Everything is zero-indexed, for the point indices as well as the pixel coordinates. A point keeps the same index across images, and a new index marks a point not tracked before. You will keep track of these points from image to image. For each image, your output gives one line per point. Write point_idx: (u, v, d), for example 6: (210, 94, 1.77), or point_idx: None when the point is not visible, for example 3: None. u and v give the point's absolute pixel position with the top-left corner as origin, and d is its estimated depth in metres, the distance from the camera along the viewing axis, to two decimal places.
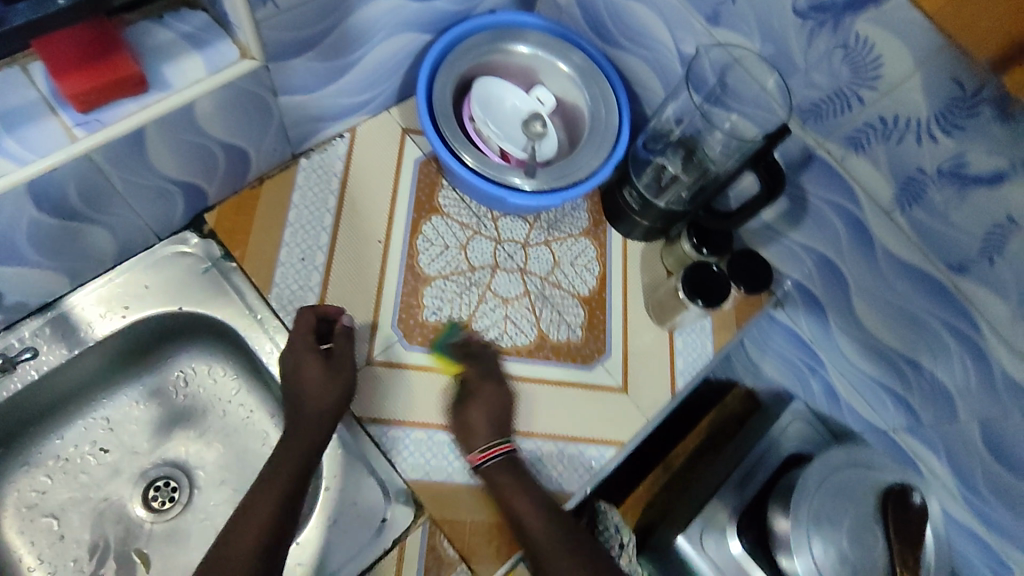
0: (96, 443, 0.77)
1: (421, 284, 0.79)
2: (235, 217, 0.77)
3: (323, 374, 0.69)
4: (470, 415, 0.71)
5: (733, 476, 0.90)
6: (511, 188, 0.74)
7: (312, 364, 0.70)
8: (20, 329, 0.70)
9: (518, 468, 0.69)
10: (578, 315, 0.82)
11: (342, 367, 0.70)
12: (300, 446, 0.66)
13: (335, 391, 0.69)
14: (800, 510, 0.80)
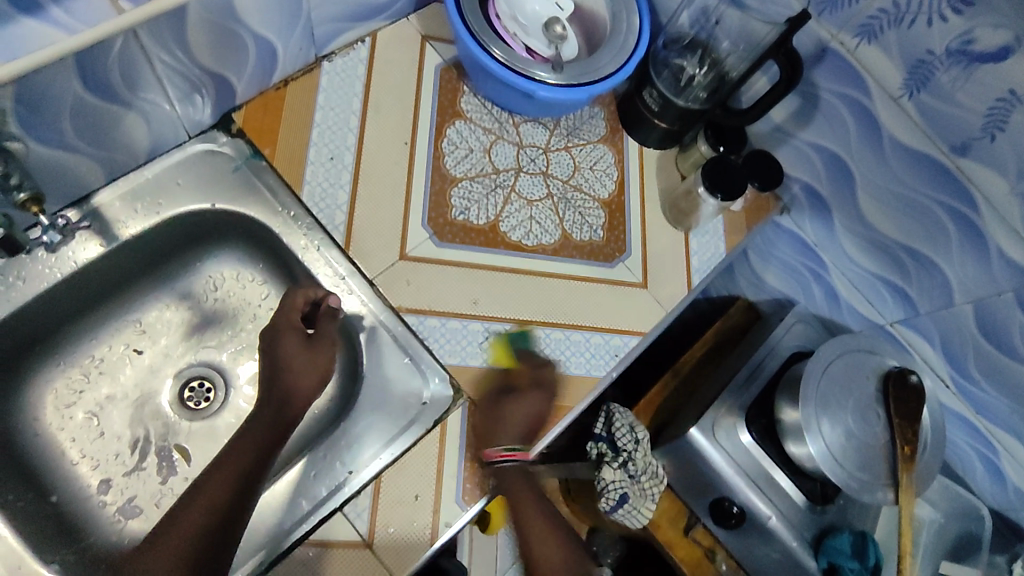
0: (130, 344, 0.79)
1: (448, 185, 0.81)
2: (264, 116, 0.78)
3: (305, 353, 0.76)
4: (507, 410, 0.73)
5: (738, 375, 0.93)
6: (538, 83, 0.76)
7: (296, 346, 0.76)
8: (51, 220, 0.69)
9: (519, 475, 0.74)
10: (600, 216, 0.85)
11: (321, 347, 0.75)
12: (259, 434, 0.71)
13: (319, 373, 0.76)
14: (808, 392, 0.84)
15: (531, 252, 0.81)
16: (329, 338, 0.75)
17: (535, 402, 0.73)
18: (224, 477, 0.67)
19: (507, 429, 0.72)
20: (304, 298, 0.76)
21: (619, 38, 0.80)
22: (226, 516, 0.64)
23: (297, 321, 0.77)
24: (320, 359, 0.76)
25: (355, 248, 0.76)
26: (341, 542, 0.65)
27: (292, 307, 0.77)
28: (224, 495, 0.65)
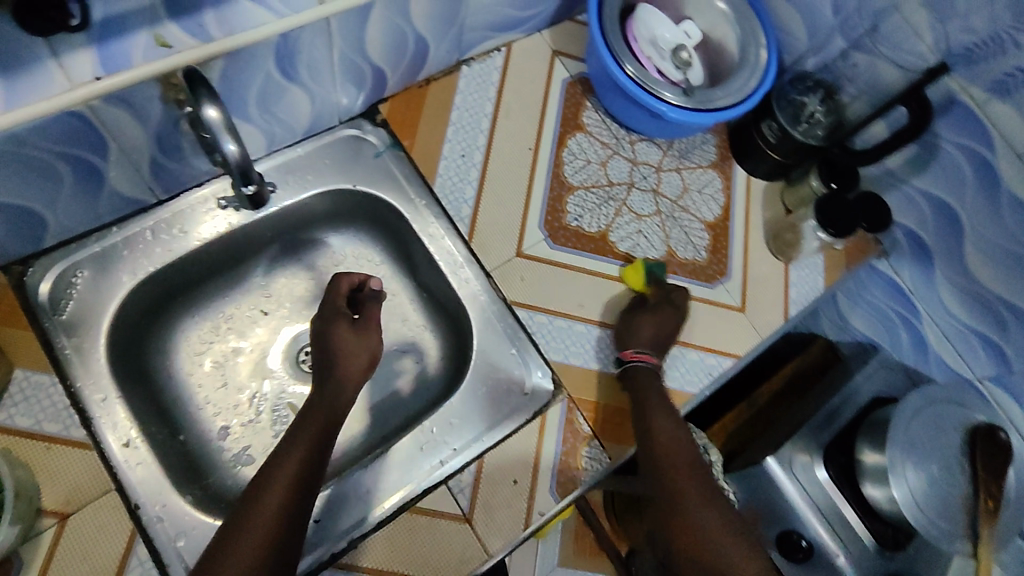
0: (258, 305, 0.85)
1: (565, 192, 0.85)
2: (406, 110, 0.84)
3: (352, 338, 0.75)
4: (641, 326, 0.77)
5: (816, 416, 0.95)
6: (666, 103, 0.79)
7: (343, 331, 0.75)
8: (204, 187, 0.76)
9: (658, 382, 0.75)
10: (704, 238, 0.88)
11: (368, 331, 0.76)
12: (309, 436, 0.67)
13: (367, 354, 0.75)
14: (894, 441, 0.85)
15: (637, 264, 0.84)
16: (373, 320, 0.77)
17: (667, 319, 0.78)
18: (287, 467, 0.63)
19: (637, 338, 0.76)
20: (351, 282, 0.78)
21: (748, 70, 0.82)
22: (298, 504, 0.61)
23: (342, 306, 0.77)
24: (368, 341, 0.75)
25: (476, 240, 0.81)
26: (441, 513, 0.70)
27: (336, 291, 0.78)
28: (285, 501, 0.61)
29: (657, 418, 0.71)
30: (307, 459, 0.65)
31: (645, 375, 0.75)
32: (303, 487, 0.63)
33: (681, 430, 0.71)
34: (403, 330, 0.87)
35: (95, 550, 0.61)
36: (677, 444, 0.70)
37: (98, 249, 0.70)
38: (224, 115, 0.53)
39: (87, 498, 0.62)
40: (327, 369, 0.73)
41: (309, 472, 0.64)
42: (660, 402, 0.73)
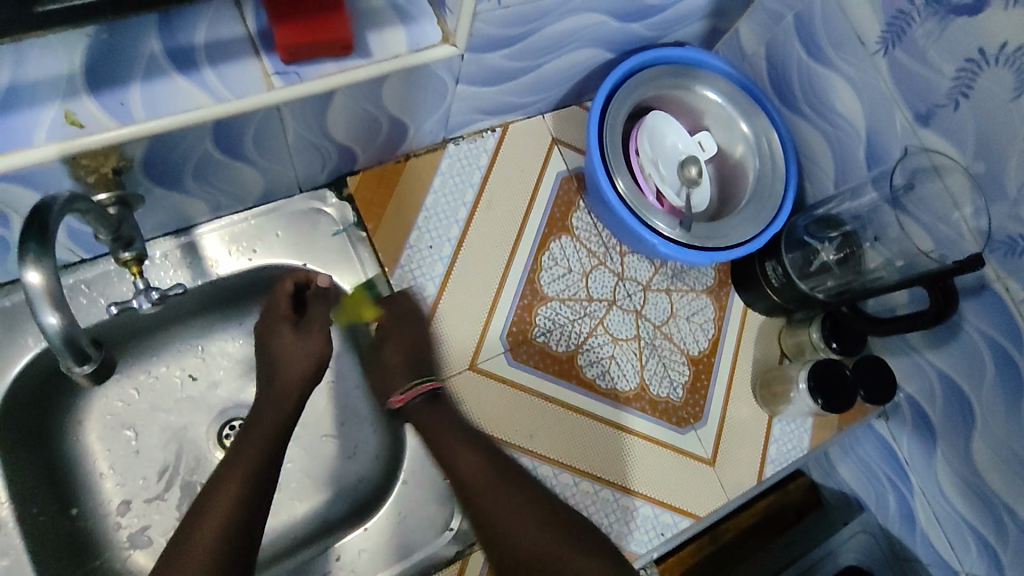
0: (187, 370, 0.78)
1: (537, 302, 0.77)
2: (377, 188, 0.77)
3: (296, 344, 0.69)
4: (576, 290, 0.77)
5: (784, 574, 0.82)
6: (657, 232, 0.71)
7: (283, 337, 0.69)
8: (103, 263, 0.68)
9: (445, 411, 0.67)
10: (683, 374, 0.79)
11: (315, 332, 0.69)
12: (262, 438, 0.62)
13: (313, 357, 0.68)
14: None
15: (602, 396, 0.76)
16: (318, 324, 0.70)
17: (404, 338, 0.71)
18: (230, 486, 0.58)
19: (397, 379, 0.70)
20: (295, 282, 0.70)
21: (757, 206, 0.73)
22: (251, 511, 0.56)
23: (285, 310, 0.70)
24: (315, 348, 0.69)
25: (428, 344, 0.74)
26: None
27: (280, 292, 0.69)
28: (238, 505, 0.56)
29: (459, 464, 0.62)
30: (252, 475, 0.59)
31: (423, 405, 0.67)
32: (252, 506, 0.57)
33: (475, 455, 0.63)
34: (339, 418, 0.80)
35: None
36: (473, 469, 0.62)
37: (7, 304, 0.66)
38: (53, 282, 0.41)
39: None
40: (269, 380, 0.68)
41: (257, 487, 0.58)
42: (449, 435, 0.64)
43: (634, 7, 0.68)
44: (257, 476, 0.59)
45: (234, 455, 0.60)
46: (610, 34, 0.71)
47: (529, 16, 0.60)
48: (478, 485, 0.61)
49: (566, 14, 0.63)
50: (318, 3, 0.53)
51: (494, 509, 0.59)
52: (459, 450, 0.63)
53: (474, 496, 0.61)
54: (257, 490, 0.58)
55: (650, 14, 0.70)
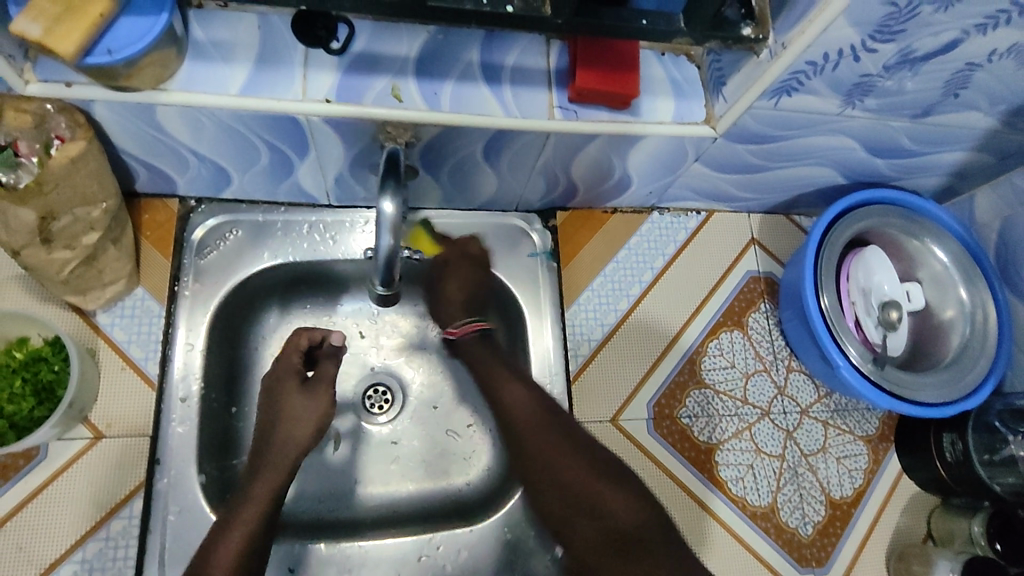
0: (359, 326, 0.84)
1: (692, 383, 0.78)
2: (581, 228, 0.82)
3: (306, 403, 0.68)
4: (447, 288, 0.73)
5: None
6: (845, 358, 0.69)
7: (292, 396, 0.68)
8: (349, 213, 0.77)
9: (488, 351, 0.70)
10: (819, 512, 0.75)
11: (320, 393, 0.68)
12: (266, 486, 0.61)
13: (316, 420, 0.67)
14: None
15: (730, 499, 0.74)
16: (326, 380, 0.69)
17: (469, 274, 0.73)
18: (233, 533, 0.57)
19: (451, 312, 0.73)
20: (311, 338, 0.70)
21: (955, 372, 0.71)
22: (259, 548, 0.58)
23: (295, 366, 0.70)
24: (320, 407, 0.68)
25: (579, 383, 0.76)
26: None
27: (293, 346, 0.70)
28: (247, 543, 0.57)
29: (511, 391, 0.66)
30: (276, 486, 0.62)
31: (475, 341, 0.71)
32: (267, 521, 0.59)
33: (531, 390, 0.66)
34: (466, 420, 0.84)
35: (104, 481, 0.64)
36: (524, 406, 0.65)
37: (259, 218, 0.75)
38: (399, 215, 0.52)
39: (125, 431, 0.65)
40: (269, 434, 0.66)
41: (274, 501, 0.61)
42: (505, 372, 0.68)
43: (885, 144, 0.69)
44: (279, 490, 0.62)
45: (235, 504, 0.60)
46: (852, 161, 0.73)
47: (791, 122, 0.64)
48: (533, 428, 0.62)
49: (825, 131, 0.66)
50: (619, 60, 0.60)
51: (564, 466, 0.59)
52: (507, 381, 0.67)
53: (529, 480, 0.61)
54: (260, 535, 0.58)
55: (898, 154, 0.71)
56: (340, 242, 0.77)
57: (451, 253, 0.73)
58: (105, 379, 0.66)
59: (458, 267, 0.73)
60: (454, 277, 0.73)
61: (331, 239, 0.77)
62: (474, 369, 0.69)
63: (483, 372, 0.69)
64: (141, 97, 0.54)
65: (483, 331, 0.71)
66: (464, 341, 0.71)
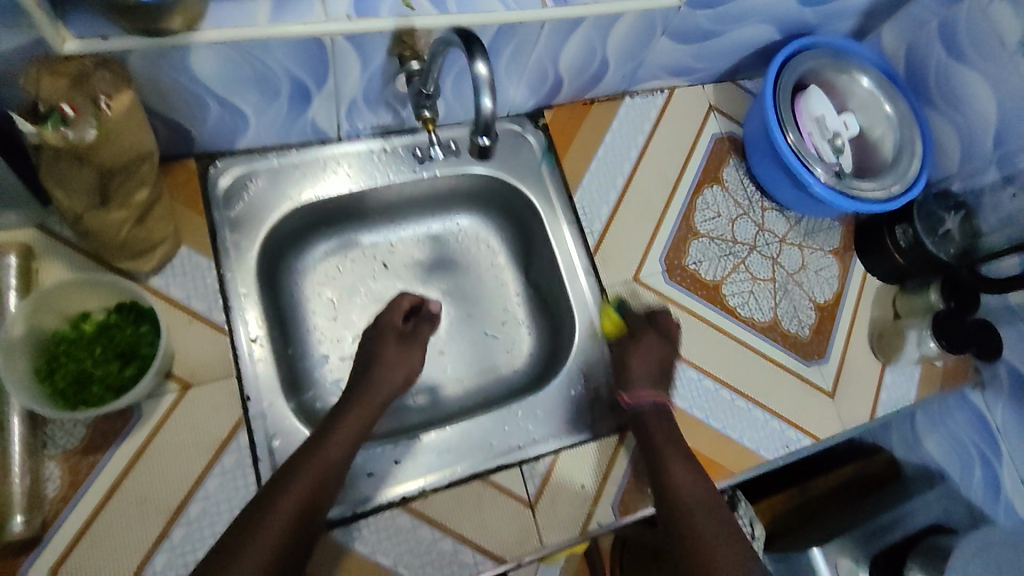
0: (381, 258, 0.91)
1: (691, 235, 0.89)
2: (568, 121, 0.90)
3: (397, 353, 0.79)
4: (633, 357, 0.78)
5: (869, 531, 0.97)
6: (815, 177, 0.83)
7: (389, 348, 0.78)
8: (358, 145, 0.82)
9: (665, 419, 0.75)
10: (811, 316, 0.90)
11: (413, 347, 0.80)
12: (350, 425, 0.68)
13: (406, 368, 0.78)
14: None
15: (743, 321, 0.87)
16: (419, 340, 0.82)
17: (652, 346, 0.78)
18: (315, 461, 0.63)
19: (632, 377, 0.76)
20: (413, 302, 0.83)
21: (896, 172, 0.86)
22: (339, 474, 0.64)
23: (396, 323, 0.81)
24: (408, 355, 0.79)
25: (600, 253, 0.85)
26: (509, 491, 0.72)
27: (396, 308, 0.82)
28: (328, 471, 0.63)
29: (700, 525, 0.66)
30: (334, 465, 0.64)
31: (662, 417, 0.75)
32: (319, 501, 0.61)
33: (700, 480, 0.70)
34: (500, 319, 0.92)
35: (203, 424, 0.66)
36: (692, 487, 0.69)
37: (276, 164, 0.78)
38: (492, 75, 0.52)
39: (209, 376, 0.67)
40: (362, 376, 0.75)
41: (330, 479, 0.63)
42: (674, 448, 0.72)
43: None
44: (335, 469, 0.64)
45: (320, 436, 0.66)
46: (785, 15, 0.85)
47: None
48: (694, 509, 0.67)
49: None
50: None
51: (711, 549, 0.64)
52: (672, 462, 0.71)
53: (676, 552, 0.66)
54: (341, 464, 0.65)
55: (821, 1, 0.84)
56: (356, 173, 0.81)
57: (636, 323, 0.80)
58: (176, 333, 0.68)
59: (647, 337, 0.79)
60: (641, 349, 0.78)
61: (346, 172, 0.81)
62: (651, 441, 0.73)
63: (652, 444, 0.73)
64: (173, 40, 0.57)
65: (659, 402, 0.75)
66: (634, 410, 0.75)
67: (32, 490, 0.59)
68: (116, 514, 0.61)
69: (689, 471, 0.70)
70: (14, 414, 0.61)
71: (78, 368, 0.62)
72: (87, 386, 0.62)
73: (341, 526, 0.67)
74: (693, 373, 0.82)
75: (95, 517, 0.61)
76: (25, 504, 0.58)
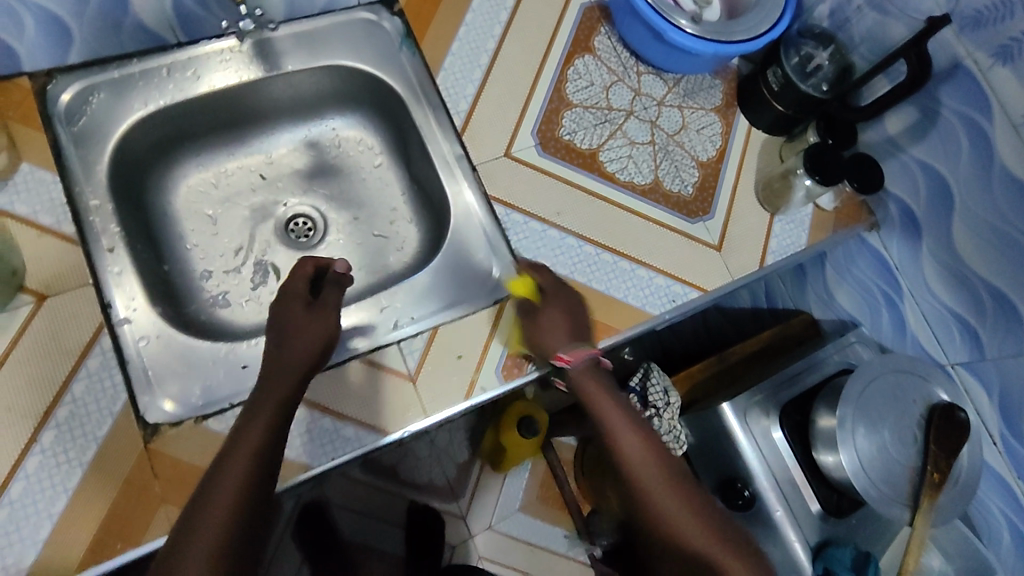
0: (256, 170, 0.91)
1: (564, 106, 0.88)
2: (424, 5, 0.87)
3: (307, 318, 0.70)
4: (549, 315, 0.74)
5: (777, 376, 0.95)
6: (674, 26, 0.82)
7: (297, 312, 0.71)
8: (203, 48, 0.80)
9: (602, 373, 0.69)
10: (694, 175, 0.89)
11: (326, 308, 0.72)
12: (275, 396, 0.64)
13: (321, 333, 0.69)
14: (847, 408, 0.85)
15: (623, 185, 0.86)
16: (330, 304, 0.73)
17: (558, 312, 0.74)
18: (247, 439, 0.60)
19: (555, 339, 0.72)
20: (314, 265, 0.75)
21: (761, 12, 0.84)
22: (276, 445, 0.61)
23: (301, 290, 0.73)
24: (325, 317, 0.71)
25: (468, 133, 0.84)
26: (388, 368, 0.74)
27: (300, 273, 0.75)
28: (263, 445, 0.60)
29: (621, 437, 0.64)
30: (268, 438, 0.61)
31: (587, 366, 0.69)
32: (259, 475, 0.58)
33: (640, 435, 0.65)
34: (386, 219, 0.92)
35: (64, 332, 0.66)
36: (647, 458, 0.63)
37: (115, 76, 0.76)
38: None
39: (65, 288, 0.67)
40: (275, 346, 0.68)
41: (268, 451, 0.60)
42: (614, 404, 0.66)
43: None
44: (265, 448, 0.60)
45: (251, 411, 0.63)
46: None
47: None
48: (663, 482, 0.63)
49: None
50: None
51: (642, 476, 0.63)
52: (599, 400, 0.67)
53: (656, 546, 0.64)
54: (277, 432, 0.62)
55: None
56: (204, 78, 0.80)
57: (549, 290, 0.77)
58: (26, 247, 0.67)
59: (550, 301, 0.75)
60: (554, 304, 0.75)
61: (193, 78, 0.79)
62: (586, 395, 0.68)
63: (585, 397, 0.68)
64: None
65: (596, 357, 0.70)
66: (578, 370, 0.68)
67: None
68: None
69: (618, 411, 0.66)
70: None
71: None
72: None
73: (217, 416, 0.68)
74: (570, 241, 0.83)
75: None
76: None
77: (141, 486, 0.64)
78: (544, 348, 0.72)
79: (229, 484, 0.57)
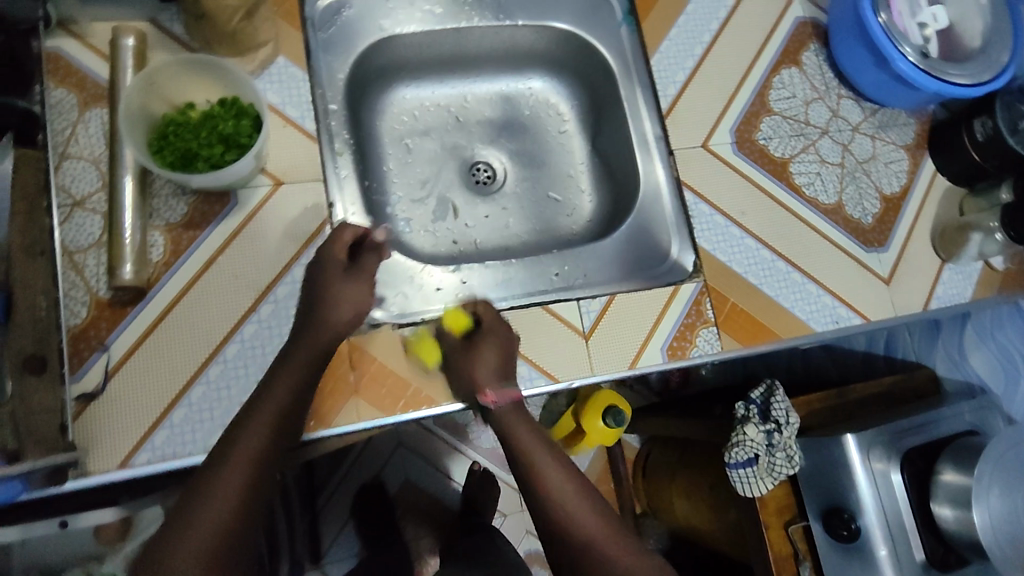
0: (454, 111, 0.94)
1: (764, 112, 0.89)
2: None
3: (344, 283, 0.67)
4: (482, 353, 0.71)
5: (905, 420, 0.91)
6: (901, 55, 0.83)
7: (337, 278, 0.67)
8: None
9: (522, 417, 0.74)
10: (876, 206, 0.90)
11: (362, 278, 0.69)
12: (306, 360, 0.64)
13: (356, 306, 0.67)
14: (987, 474, 0.84)
15: (808, 199, 0.88)
16: (368, 273, 0.70)
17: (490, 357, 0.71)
18: (274, 399, 0.62)
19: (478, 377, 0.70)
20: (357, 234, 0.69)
21: (987, 62, 0.84)
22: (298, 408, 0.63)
23: (339, 255, 0.68)
24: (360, 286, 0.68)
25: (672, 117, 0.86)
26: (565, 322, 0.77)
27: (338, 239, 0.69)
28: (286, 406, 0.63)
29: (552, 467, 0.72)
30: (290, 400, 0.63)
31: (511, 407, 0.73)
32: (278, 436, 0.63)
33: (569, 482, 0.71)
34: (563, 184, 0.95)
35: (292, 218, 0.70)
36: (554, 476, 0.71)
37: None
38: None
39: (299, 178, 0.72)
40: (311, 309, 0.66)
41: (290, 412, 0.63)
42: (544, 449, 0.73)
43: None
44: (291, 410, 0.63)
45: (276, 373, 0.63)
46: None
47: None
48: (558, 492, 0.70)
49: None
50: None
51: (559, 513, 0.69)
52: (536, 456, 0.72)
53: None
54: (300, 395, 0.64)
55: None
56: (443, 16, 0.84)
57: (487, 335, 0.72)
58: (272, 134, 0.72)
59: (484, 342, 0.71)
60: (491, 339, 0.72)
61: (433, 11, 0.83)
62: (512, 434, 0.73)
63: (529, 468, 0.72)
64: None
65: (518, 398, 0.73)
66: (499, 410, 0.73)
67: (141, 249, 0.66)
68: (211, 285, 0.67)
69: (532, 434, 0.73)
70: (127, 175, 0.66)
71: (184, 147, 0.67)
72: (192, 163, 0.67)
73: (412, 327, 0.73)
74: (747, 241, 0.84)
75: (194, 285, 0.66)
76: (135, 257, 0.65)
77: (337, 371, 0.70)
78: (467, 385, 0.71)
79: (250, 444, 0.61)
